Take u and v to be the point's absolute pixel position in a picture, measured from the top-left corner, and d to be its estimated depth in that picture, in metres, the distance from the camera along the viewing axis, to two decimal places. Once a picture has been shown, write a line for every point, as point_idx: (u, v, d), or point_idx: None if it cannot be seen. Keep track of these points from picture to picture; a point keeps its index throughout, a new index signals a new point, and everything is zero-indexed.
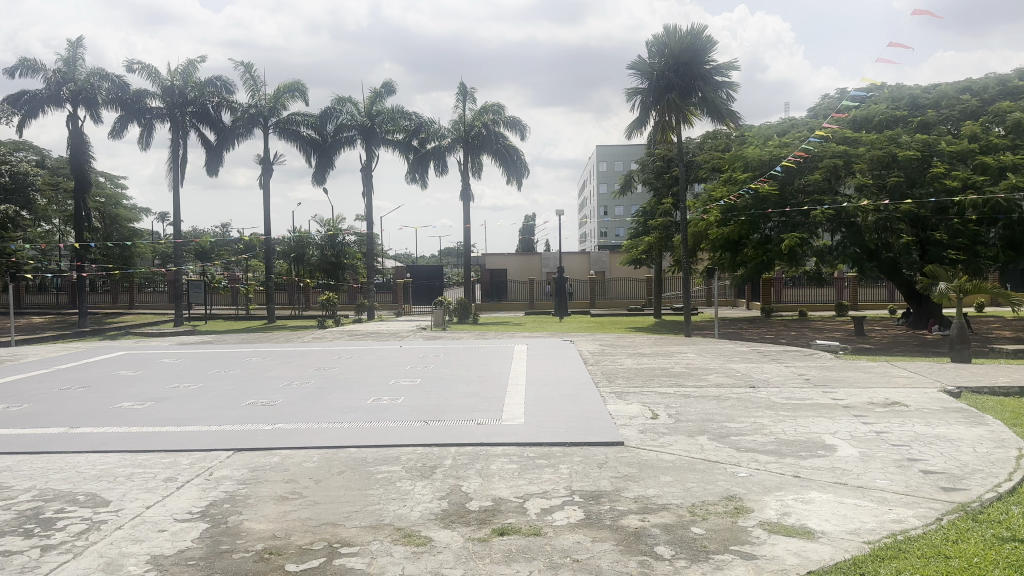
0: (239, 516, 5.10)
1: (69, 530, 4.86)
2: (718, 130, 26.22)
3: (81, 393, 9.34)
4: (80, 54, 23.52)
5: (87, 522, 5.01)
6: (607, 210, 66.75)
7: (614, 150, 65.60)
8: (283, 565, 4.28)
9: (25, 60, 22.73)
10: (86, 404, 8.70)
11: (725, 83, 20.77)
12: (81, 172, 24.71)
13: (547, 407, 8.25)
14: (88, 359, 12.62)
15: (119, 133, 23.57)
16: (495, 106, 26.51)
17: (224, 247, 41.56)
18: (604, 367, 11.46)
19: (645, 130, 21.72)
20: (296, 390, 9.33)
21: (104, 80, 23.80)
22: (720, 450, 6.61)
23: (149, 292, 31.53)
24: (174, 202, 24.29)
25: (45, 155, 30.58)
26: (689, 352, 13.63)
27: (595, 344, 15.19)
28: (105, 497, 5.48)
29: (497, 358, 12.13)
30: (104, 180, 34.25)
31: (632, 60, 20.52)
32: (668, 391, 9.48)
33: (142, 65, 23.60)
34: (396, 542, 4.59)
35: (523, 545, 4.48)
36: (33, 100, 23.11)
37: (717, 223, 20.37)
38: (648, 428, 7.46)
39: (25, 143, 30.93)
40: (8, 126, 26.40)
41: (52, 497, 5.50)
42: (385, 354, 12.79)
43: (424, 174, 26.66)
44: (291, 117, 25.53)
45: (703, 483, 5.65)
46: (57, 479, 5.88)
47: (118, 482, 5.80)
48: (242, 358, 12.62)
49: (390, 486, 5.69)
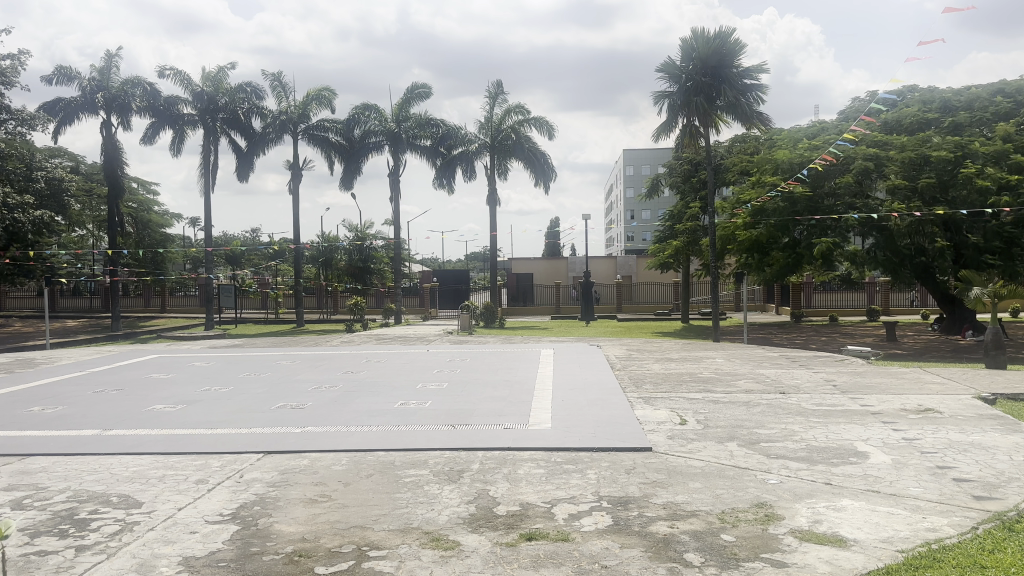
0: (269, 519, 5.14)
1: (102, 531, 4.94)
2: (746, 134, 26.11)
3: (115, 395, 9.49)
4: (113, 62, 23.94)
5: (120, 523, 5.08)
6: (634, 214, 66.63)
7: (641, 155, 65.44)
8: (311, 568, 4.30)
9: (61, 68, 23.19)
10: (119, 406, 8.85)
11: (754, 86, 20.54)
12: (114, 178, 25.11)
13: (574, 412, 8.22)
14: (122, 362, 12.82)
15: (151, 139, 23.95)
16: (519, 108, 26.53)
17: (253, 252, 42.07)
18: (632, 372, 11.41)
19: (672, 134, 21.65)
20: (325, 394, 9.40)
21: (138, 87, 24.19)
22: (749, 456, 6.54)
23: (180, 296, 31.96)
24: (205, 206, 24.56)
25: (79, 161, 31.19)
26: (718, 357, 13.51)
27: (622, 349, 15.12)
28: (138, 498, 5.56)
29: (524, 363, 12.12)
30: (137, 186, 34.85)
31: (662, 63, 20.45)
32: (696, 397, 9.41)
33: (174, 72, 23.94)
34: (424, 546, 4.60)
35: (550, 550, 4.47)
36: (68, 107, 23.59)
37: (744, 225, 20.19)
38: (676, 433, 7.41)
39: (61, 149, 31.58)
40: (43, 133, 26.81)
41: (86, 498, 5.60)
42: (412, 358, 12.84)
43: (450, 180, 26.68)
44: (320, 123, 25.76)
45: (733, 489, 5.60)
46: (92, 481, 5.98)
47: (150, 484, 5.87)
48: (272, 361, 12.75)
49: (417, 489, 5.70)
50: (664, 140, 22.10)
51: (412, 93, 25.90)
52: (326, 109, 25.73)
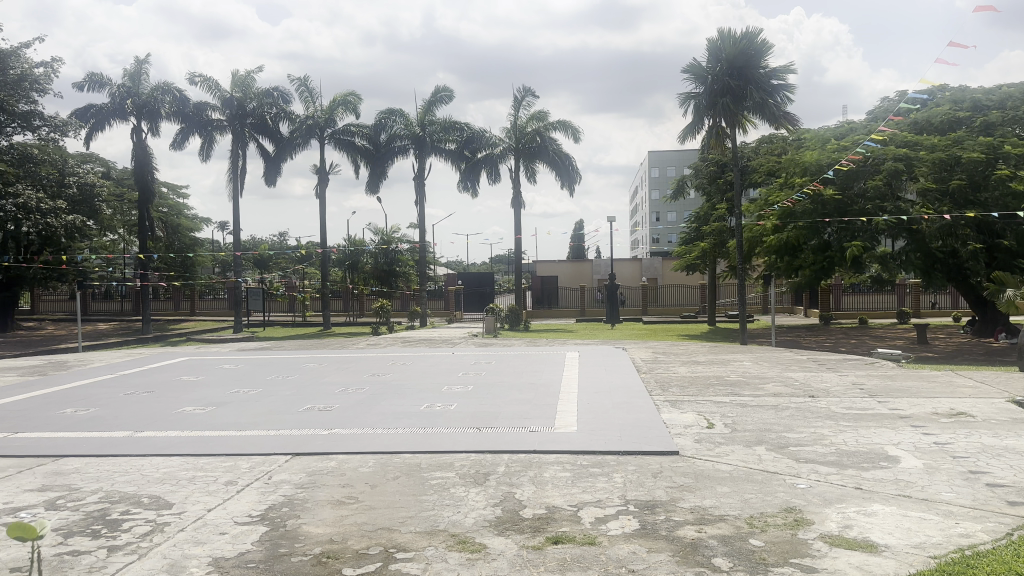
0: (298, 520, 5.19)
1: (134, 532, 5.01)
2: (774, 134, 25.91)
3: (145, 398, 9.63)
4: (144, 68, 24.31)
5: (151, 524, 5.15)
6: (659, 216, 66.31)
7: (667, 156, 65.06)
8: (339, 569, 4.33)
9: (92, 75, 23.60)
10: (150, 409, 8.98)
11: (781, 86, 20.34)
12: (145, 183, 25.50)
13: (600, 415, 8.20)
14: (152, 364, 13.02)
15: (180, 145, 24.29)
16: (541, 113, 26.55)
17: (281, 256, 42.53)
18: (658, 375, 11.33)
19: (699, 135, 21.52)
20: (351, 396, 9.46)
21: (167, 93, 24.54)
22: (778, 461, 6.47)
23: (209, 299, 32.37)
24: (233, 211, 24.85)
25: (110, 167, 31.73)
26: (745, 361, 13.38)
27: (648, 352, 15.04)
28: (169, 500, 5.63)
29: (549, 366, 12.10)
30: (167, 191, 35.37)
31: (687, 64, 20.33)
32: (723, 400, 9.33)
33: (203, 79, 24.25)
34: (451, 548, 4.61)
35: (577, 553, 4.46)
36: (99, 113, 24.00)
37: (772, 228, 20.07)
38: (704, 437, 7.36)
39: (93, 155, 32.16)
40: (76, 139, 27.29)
41: (117, 499, 5.68)
42: (438, 361, 12.88)
43: (475, 183, 26.75)
44: (346, 128, 25.95)
45: (762, 494, 5.55)
46: (123, 481, 6.07)
47: (181, 486, 5.95)
48: (299, 363, 12.86)
49: (444, 492, 5.72)
50: (690, 142, 21.96)
51: (436, 95, 26.02)
52: (352, 114, 25.91)
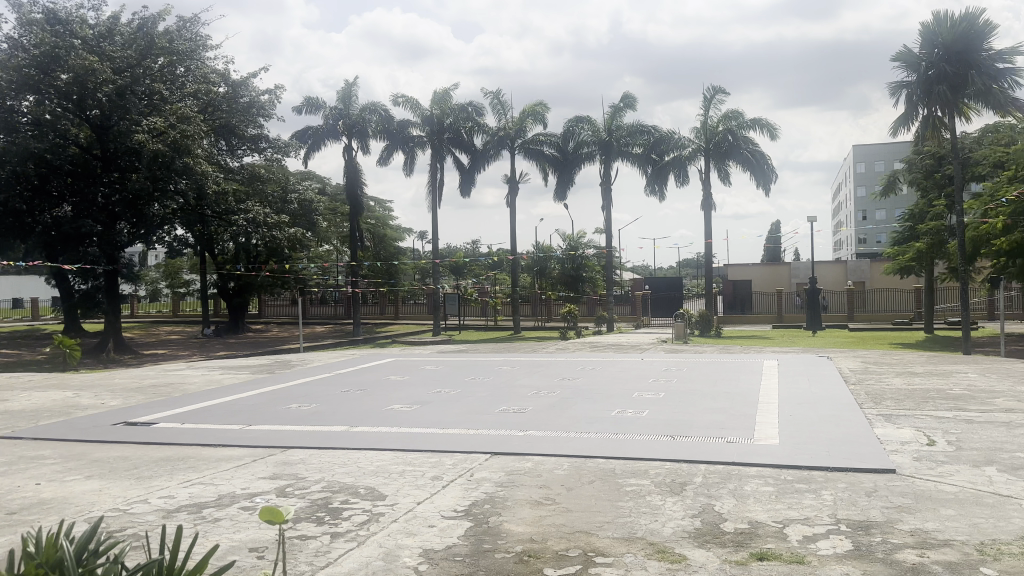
0: (499, 518, 5.39)
1: (353, 520, 5.45)
2: (1002, 122, 23.34)
3: (357, 396, 10.42)
4: (353, 91, 26.33)
5: (368, 513, 5.57)
6: (865, 214, 61.80)
7: (874, 150, 60.53)
8: (541, 569, 4.45)
9: (309, 99, 25.93)
10: (362, 405, 9.70)
11: (1010, 70, 18.29)
12: (354, 197, 27.60)
13: (804, 428, 7.78)
14: (364, 365, 14.06)
15: (385, 160, 26.05)
16: (735, 113, 25.61)
17: (475, 263, 44.35)
18: (868, 386, 10.55)
19: (912, 128, 19.82)
20: (544, 400, 9.65)
21: (374, 113, 26.41)
22: (1016, 485, 5.80)
23: (410, 304, 34.34)
24: (432, 221, 26.25)
25: (327, 183, 34.71)
26: (972, 372, 12.13)
27: (857, 361, 14.08)
28: (382, 492, 6.06)
29: (746, 374, 11.65)
30: (375, 204, 38.06)
31: (898, 53, 18.83)
32: (946, 415, 8.52)
33: (405, 98, 25.85)
34: (649, 557, 4.59)
35: (784, 571, 4.28)
36: (315, 134, 26.33)
37: (1002, 228, 18.09)
38: (924, 455, 6.76)
39: (312, 173, 35.32)
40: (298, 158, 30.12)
41: (338, 488, 6.20)
42: (629, 367, 12.82)
43: (662, 186, 26.40)
44: (536, 137, 26.55)
45: (996, 520, 5.01)
46: (342, 473, 6.61)
47: (392, 479, 6.38)
48: (495, 366, 13.34)
49: (640, 499, 5.70)
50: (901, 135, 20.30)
51: (621, 102, 25.97)
52: (541, 123, 26.50)
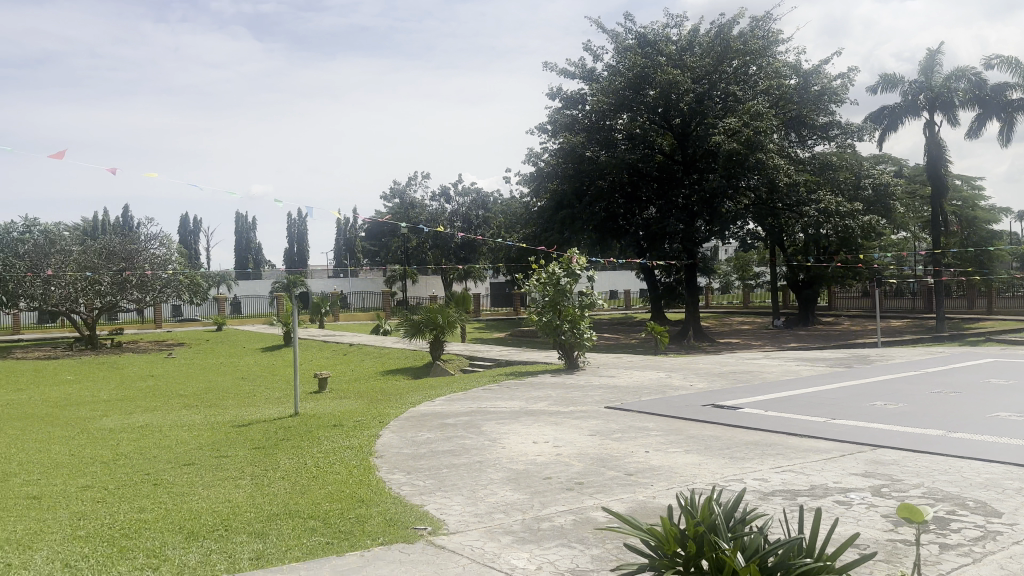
0: None
1: (965, 534, 4.85)
2: None
3: (954, 398, 9.31)
4: (935, 62, 24.24)
5: (983, 530, 4.91)
6: None
7: None
8: None
9: (885, 76, 24.28)
10: (962, 410, 8.63)
11: None
12: (938, 177, 24.89)
13: None
14: (959, 365, 12.51)
15: (978, 132, 22.86)
16: None
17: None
18: None
19: None
20: None
21: (960, 82, 24.09)
22: None
23: (1008, 297, 30.95)
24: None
25: (902, 165, 32.07)
26: None
27: None
28: (998, 509, 5.27)
29: None
30: (961, 184, 33.64)
31: None
32: None
33: (1000, 60, 22.60)
34: None
35: None
36: (892, 113, 24.58)
37: None
38: None
39: (884, 157, 33.05)
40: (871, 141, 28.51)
41: (941, 497, 5.61)
42: None
43: None
44: None
45: None
46: (944, 481, 5.97)
47: (1011, 497, 5.50)
48: None
49: None
50: None
51: None
52: None
